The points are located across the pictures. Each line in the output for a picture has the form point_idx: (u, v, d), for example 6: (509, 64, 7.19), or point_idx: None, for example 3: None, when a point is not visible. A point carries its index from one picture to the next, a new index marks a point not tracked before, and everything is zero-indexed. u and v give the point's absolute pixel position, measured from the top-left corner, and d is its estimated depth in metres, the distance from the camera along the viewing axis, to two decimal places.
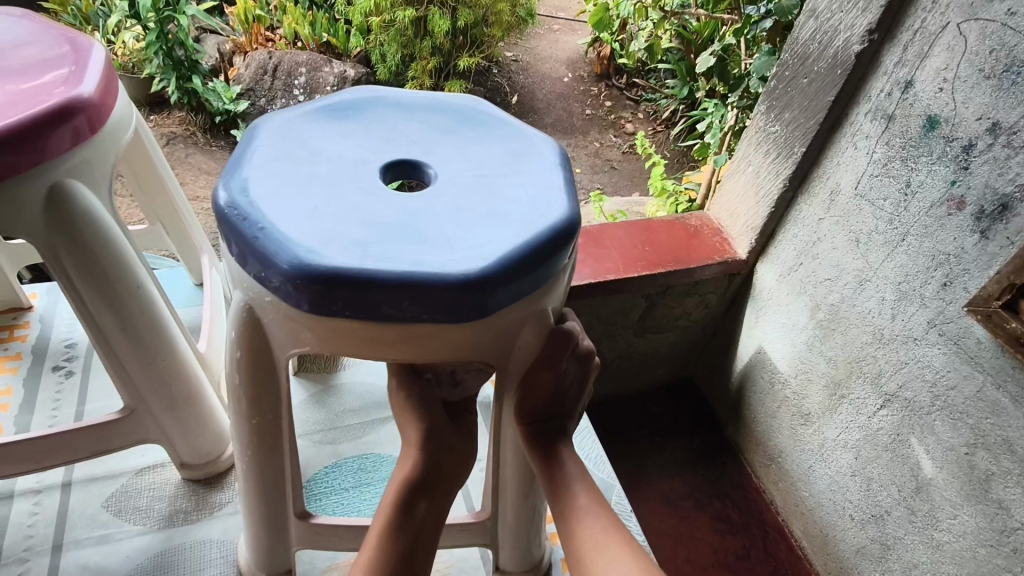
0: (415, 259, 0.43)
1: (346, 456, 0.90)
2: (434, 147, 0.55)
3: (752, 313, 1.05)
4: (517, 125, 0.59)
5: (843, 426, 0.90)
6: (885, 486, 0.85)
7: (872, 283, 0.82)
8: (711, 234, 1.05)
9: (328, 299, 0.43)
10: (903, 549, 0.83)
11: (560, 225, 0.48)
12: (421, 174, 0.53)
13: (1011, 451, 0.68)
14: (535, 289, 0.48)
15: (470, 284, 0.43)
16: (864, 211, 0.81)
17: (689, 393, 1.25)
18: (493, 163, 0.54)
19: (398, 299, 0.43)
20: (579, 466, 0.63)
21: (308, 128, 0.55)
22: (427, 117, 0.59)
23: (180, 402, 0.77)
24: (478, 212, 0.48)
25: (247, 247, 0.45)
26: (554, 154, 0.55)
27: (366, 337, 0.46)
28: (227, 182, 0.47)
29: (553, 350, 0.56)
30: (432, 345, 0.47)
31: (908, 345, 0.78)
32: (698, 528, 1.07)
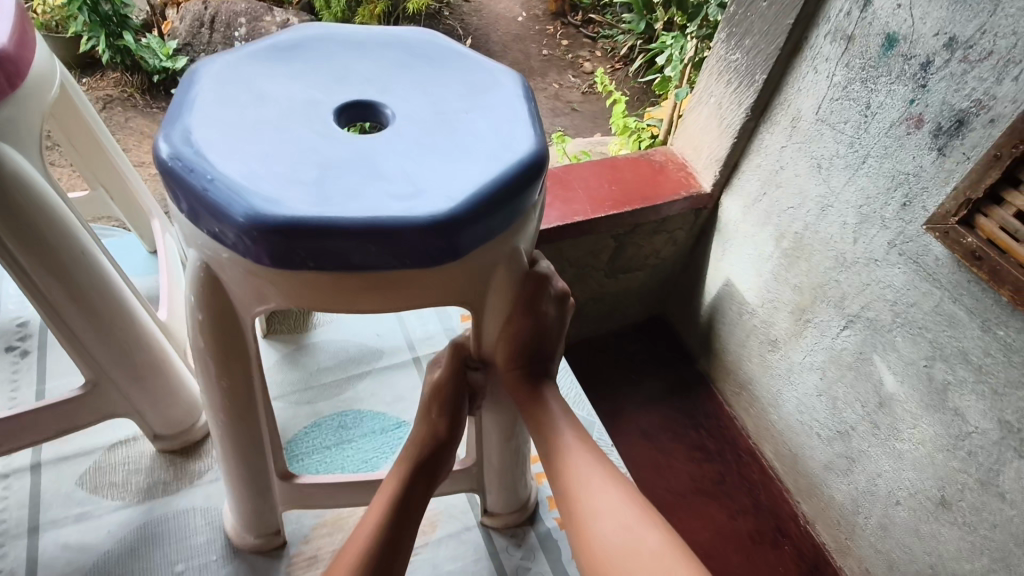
0: (379, 204, 0.42)
1: (325, 415, 0.90)
2: (390, 84, 0.53)
3: (718, 246, 1.07)
4: (478, 58, 0.56)
5: (808, 348, 0.93)
6: (850, 403, 0.89)
7: (834, 208, 0.83)
8: (675, 169, 1.04)
9: (291, 250, 0.42)
10: (868, 461, 0.88)
11: (527, 159, 0.46)
12: (378, 114, 0.51)
13: (967, 360, 0.71)
14: (505, 228, 0.48)
15: (438, 226, 0.42)
16: (826, 136, 0.82)
17: (661, 330, 1.27)
18: (453, 98, 0.52)
19: (365, 246, 0.42)
20: (563, 406, 0.64)
21: (252, 72, 0.52)
22: (380, 54, 0.56)
23: (144, 371, 0.75)
24: (442, 150, 0.47)
25: (196, 201, 0.43)
26: (516, 87, 0.53)
27: (335, 288, 0.45)
28: (168, 132, 0.45)
29: (534, 295, 0.57)
30: (404, 292, 0.46)
31: (869, 267, 0.80)
32: (676, 458, 1.11)
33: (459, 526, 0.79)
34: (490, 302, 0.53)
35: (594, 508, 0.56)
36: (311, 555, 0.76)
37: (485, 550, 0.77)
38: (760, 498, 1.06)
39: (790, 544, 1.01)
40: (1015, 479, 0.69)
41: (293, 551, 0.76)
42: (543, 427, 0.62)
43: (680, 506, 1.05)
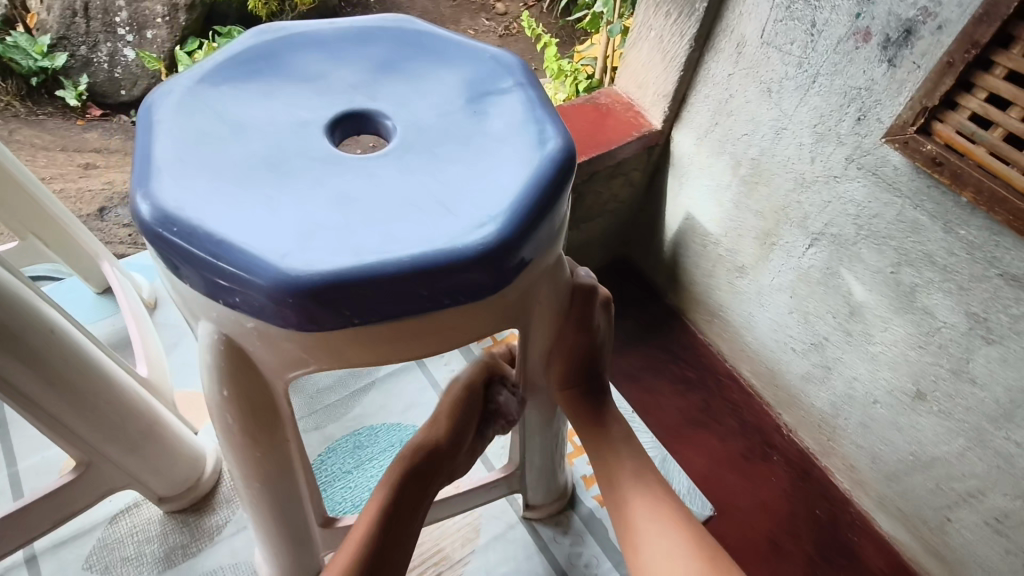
0: (423, 238, 0.39)
1: (338, 438, 0.89)
2: (379, 90, 0.50)
3: (675, 181, 1.06)
4: (465, 43, 0.53)
5: (777, 270, 0.95)
6: (821, 316, 0.92)
7: (789, 130, 0.83)
8: (623, 110, 1.02)
9: (333, 306, 0.38)
10: (843, 366, 0.92)
11: (559, 159, 0.44)
12: (376, 125, 0.48)
13: (932, 263, 0.75)
14: (549, 238, 0.45)
15: (489, 254, 0.39)
16: (772, 57, 0.81)
17: (627, 271, 1.28)
18: (455, 98, 0.49)
19: (416, 290, 0.39)
20: (623, 427, 0.67)
21: (218, 99, 0.47)
22: (356, 54, 0.52)
23: (139, 440, 0.72)
24: (463, 162, 0.44)
25: (205, 270, 0.38)
26: (514, 71, 0.51)
27: (384, 340, 0.42)
28: (145, 191, 0.40)
29: (584, 305, 0.59)
30: (454, 330, 0.43)
31: (830, 184, 0.82)
32: (662, 393, 1.14)
33: (502, 524, 0.82)
34: (547, 327, 0.55)
35: (651, 547, 0.59)
36: None
37: (535, 544, 0.81)
38: (744, 417, 1.10)
39: (779, 454, 1.07)
40: (983, 364, 0.75)
41: None
42: (602, 451, 0.66)
43: (676, 439, 1.08)
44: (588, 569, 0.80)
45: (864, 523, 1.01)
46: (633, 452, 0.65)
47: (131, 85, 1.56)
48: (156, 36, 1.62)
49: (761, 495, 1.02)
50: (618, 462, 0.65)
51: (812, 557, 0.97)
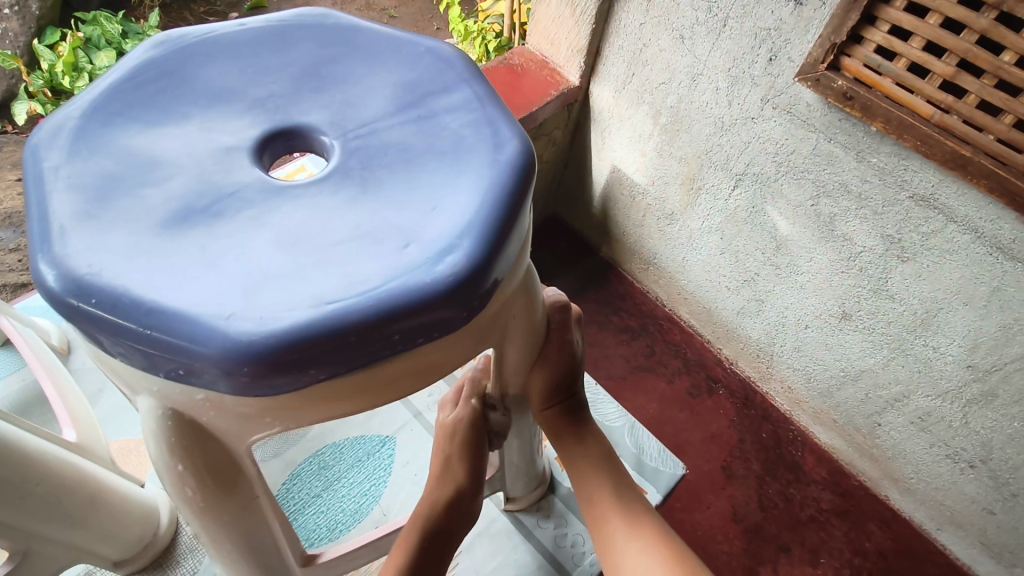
0: (382, 275, 0.36)
1: (301, 462, 0.86)
2: (306, 99, 0.46)
3: (598, 135, 1.06)
4: (394, 37, 0.50)
5: (704, 213, 0.98)
6: (750, 253, 0.95)
7: (704, 76, 0.84)
8: (537, 68, 1.00)
9: (295, 365, 0.34)
10: (775, 298, 0.97)
11: (520, 165, 0.42)
12: (307, 140, 0.45)
13: (848, 192, 0.79)
14: (517, 251, 0.42)
15: (461, 283, 0.37)
16: (682, 3, 0.80)
17: (559, 228, 1.28)
18: (394, 101, 0.46)
19: (387, 334, 0.36)
20: (601, 441, 0.67)
21: (121, 133, 0.42)
22: (276, 58, 0.48)
23: (80, 510, 0.67)
24: (415, 178, 0.41)
25: (139, 345, 0.34)
26: (455, 65, 0.48)
27: (358, 391, 0.39)
28: (53, 256, 0.35)
29: (558, 326, 0.62)
30: (428, 368, 0.40)
31: (748, 125, 0.83)
32: (609, 344, 1.15)
33: (485, 520, 0.83)
34: (528, 340, 0.53)
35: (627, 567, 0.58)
36: None
37: (520, 532, 0.82)
38: (687, 356, 1.15)
39: (723, 387, 1.12)
40: (900, 280, 0.80)
41: None
42: (582, 474, 0.65)
43: (626, 387, 1.11)
44: (576, 548, 0.81)
45: (805, 438, 1.08)
46: (612, 475, 0.64)
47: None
48: (6, 29, 1.38)
49: (710, 428, 1.08)
50: (596, 485, 0.64)
51: (762, 477, 1.03)
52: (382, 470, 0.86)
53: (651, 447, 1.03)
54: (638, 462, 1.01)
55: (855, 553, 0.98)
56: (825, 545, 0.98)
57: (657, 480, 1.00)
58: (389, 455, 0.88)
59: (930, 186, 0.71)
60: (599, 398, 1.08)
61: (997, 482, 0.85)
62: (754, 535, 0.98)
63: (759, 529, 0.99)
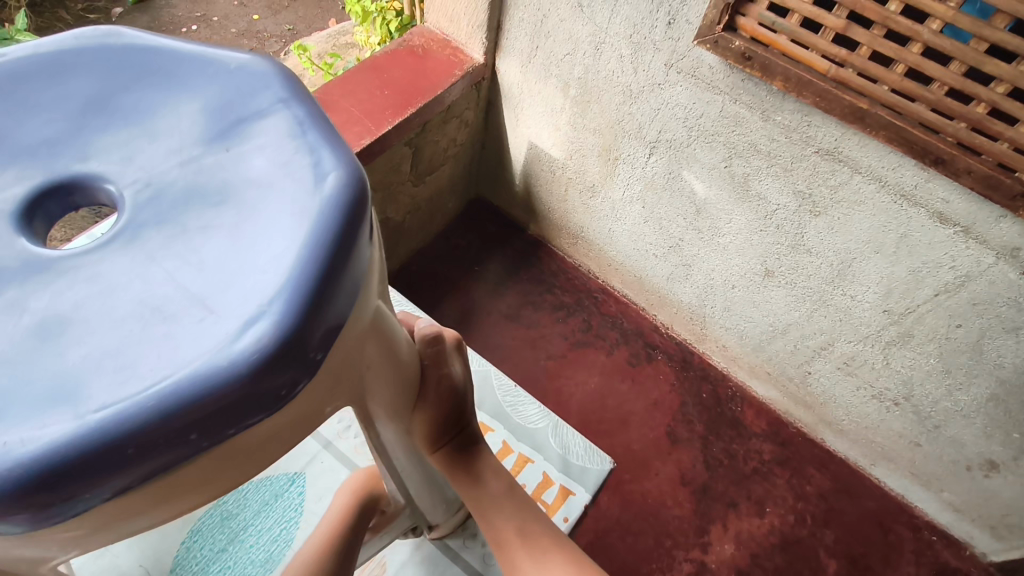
0: (163, 365, 0.26)
1: (197, 517, 0.74)
2: (89, 144, 0.32)
3: (511, 112, 1.02)
4: (202, 53, 0.35)
5: (625, 183, 0.96)
6: (672, 219, 0.95)
7: (607, 43, 0.81)
8: (439, 48, 0.94)
9: (63, 492, 0.25)
10: (701, 262, 0.97)
11: (341, 199, 0.30)
12: (91, 193, 0.32)
13: (758, 151, 0.79)
14: (358, 291, 0.32)
15: (269, 361, 0.27)
16: None
17: (483, 211, 1.24)
18: (193, 136, 0.33)
19: (182, 434, 0.26)
20: (500, 476, 0.62)
21: None
22: (43, 96, 0.34)
23: None
24: (221, 230, 0.30)
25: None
26: (274, 82, 0.34)
27: (174, 490, 0.29)
28: None
29: (433, 359, 0.57)
30: (265, 448, 0.31)
31: (655, 92, 0.82)
32: (545, 324, 1.14)
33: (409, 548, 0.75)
34: (396, 386, 0.46)
35: None
36: None
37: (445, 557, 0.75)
38: (624, 326, 1.15)
39: (661, 353, 1.13)
40: (815, 235, 0.81)
41: None
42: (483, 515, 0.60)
43: (566, 365, 1.10)
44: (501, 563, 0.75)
45: (743, 393, 1.10)
46: (514, 513, 0.60)
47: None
48: None
49: (652, 396, 1.08)
50: (499, 526, 0.60)
51: (706, 438, 1.05)
52: (291, 511, 0.76)
53: (577, 445, 0.94)
54: (564, 464, 0.91)
55: (797, 498, 1.01)
56: (769, 494, 1.01)
57: (584, 480, 0.91)
58: (299, 493, 0.77)
59: (834, 140, 0.72)
60: (517, 399, 0.95)
61: (920, 416, 0.89)
62: (702, 495, 1.00)
63: (706, 489, 1.01)
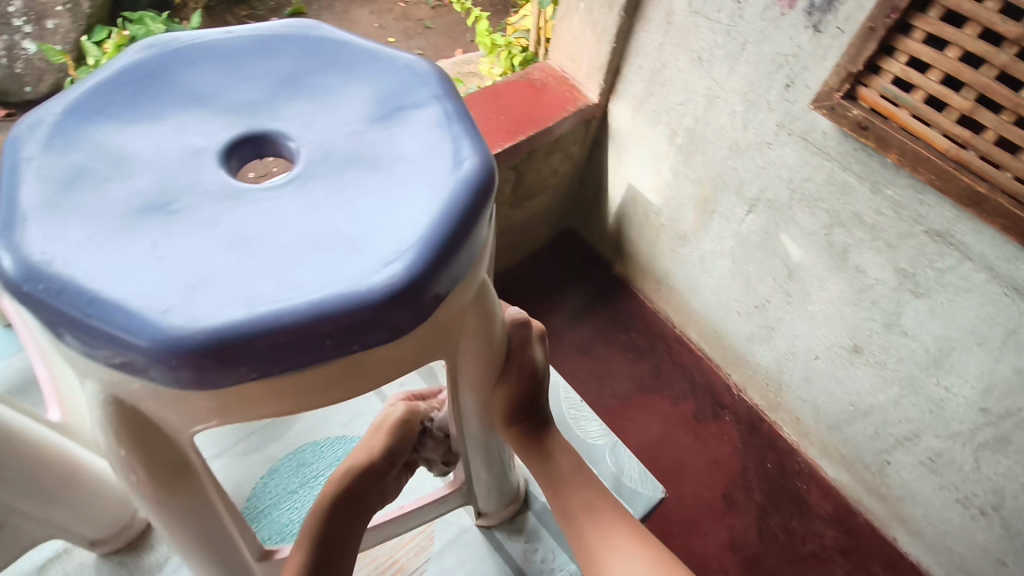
0: (318, 282, 0.33)
1: (280, 457, 0.82)
2: (282, 109, 0.42)
3: (615, 153, 1.06)
4: (376, 52, 0.45)
5: (718, 236, 0.97)
6: (761, 279, 0.94)
7: (721, 98, 0.83)
8: (557, 84, 1.00)
9: (228, 364, 0.32)
10: (785, 327, 0.95)
11: (468, 185, 0.38)
12: (276, 145, 0.41)
13: (862, 222, 0.77)
14: (470, 267, 0.39)
15: (394, 298, 0.34)
16: (702, 26, 0.80)
17: (572, 243, 1.27)
18: (362, 115, 0.42)
19: (319, 339, 0.33)
20: (570, 454, 0.64)
21: (100, 126, 0.40)
22: (256, 68, 0.44)
23: (58, 490, 0.65)
24: (368, 190, 0.38)
25: (71, 326, 0.32)
26: (430, 81, 0.43)
27: (303, 389, 0.36)
28: (9, 241, 0.33)
29: (519, 343, 0.59)
30: (377, 372, 0.38)
31: (763, 150, 0.83)
32: (616, 364, 1.14)
33: (456, 529, 0.81)
34: (485, 360, 0.51)
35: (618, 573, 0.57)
36: None
37: (489, 547, 0.80)
38: (695, 379, 1.13)
39: (729, 413, 1.10)
40: (913, 317, 0.78)
41: None
42: (557, 484, 0.62)
43: (629, 406, 1.10)
44: (544, 564, 0.80)
45: (811, 471, 1.05)
46: (588, 486, 0.61)
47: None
48: (59, 26, 1.25)
49: (714, 454, 1.06)
50: (575, 495, 0.61)
51: (763, 508, 1.01)
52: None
53: (633, 467, 1.00)
54: (616, 483, 0.98)
55: None
56: None
57: (635, 502, 0.97)
58: None
59: (946, 223, 0.69)
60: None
61: (1009, 532, 0.82)
62: (751, 566, 0.96)
63: (756, 560, 0.97)
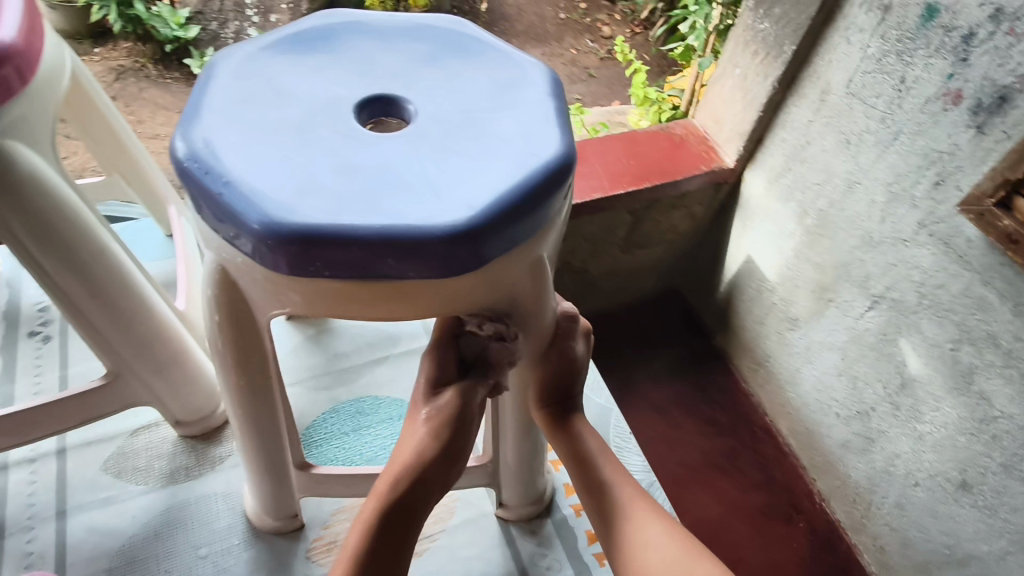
0: (392, 211, 0.36)
1: (343, 400, 0.78)
2: (414, 78, 0.45)
3: (740, 222, 1.04)
4: (508, 51, 0.48)
5: (830, 328, 0.91)
6: (870, 384, 0.87)
7: (862, 185, 0.80)
8: (696, 142, 1.01)
9: (308, 263, 0.36)
10: (886, 441, 0.87)
11: (553, 166, 0.39)
12: (397, 107, 0.44)
13: (995, 344, 0.70)
14: (531, 234, 0.40)
15: (455, 241, 0.36)
16: (856, 109, 0.78)
17: (677, 304, 1.26)
18: (481, 95, 0.44)
19: (380, 257, 0.36)
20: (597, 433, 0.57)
21: (268, 61, 0.45)
22: (404, 45, 0.48)
23: (168, 363, 0.66)
24: (465, 153, 0.40)
25: (207, 200, 0.37)
26: (544, 82, 0.45)
27: (361, 298, 0.39)
28: (185, 131, 0.39)
29: (563, 333, 0.53)
30: (427, 298, 0.39)
31: (897, 247, 0.78)
32: (690, 434, 1.11)
33: (476, 511, 0.72)
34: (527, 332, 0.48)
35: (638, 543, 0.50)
36: (332, 540, 0.68)
37: (501, 538, 0.70)
38: (774, 473, 1.06)
39: (804, 520, 1.01)
40: None
41: (312, 536, 0.68)
42: (581, 462, 0.55)
43: (695, 480, 1.06)
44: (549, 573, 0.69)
45: None
46: (616, 467, 0.55)
47: (222, 27, 1.34)
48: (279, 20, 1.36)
49: (776, 557, 0.98)
50: (600, 473, 0.54)
51: None
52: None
53: None
54: None
55: None
56: None
57: None
58: None
59: None
60: (626, 442, 0.76)
61: None
62: None
63: None
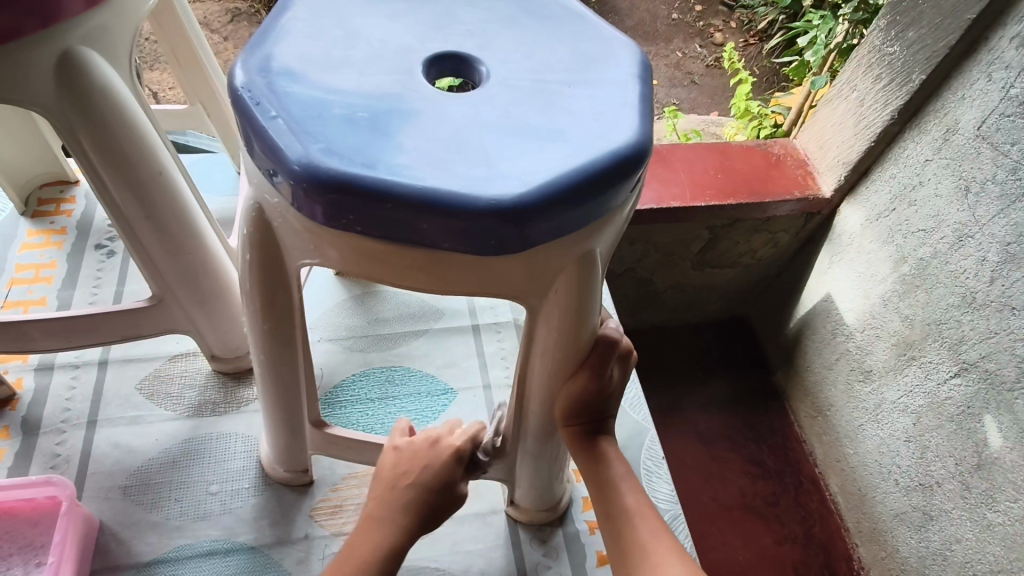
0: (435, 174, 0.34)
1: (374, 366, 0.78)
2: (491, 40, 0.43)
3: (825, 258, 0.97)
4: (598, 26, 0.45)
5: (907, 388, 0.83)
6: (941, 456, 0.79)
7: (974, 240, 0.72)
8: (794, 165, 0.94)
9: (343, 215, 0.35)
10: (946, 520, 0.79)
11: (622, 154, 0.36)
12: (470, 69, 0.42)
13: None
14: (583, 224, 0.37)
15: (496, 216, 0.33)
16: (983, 153, 0.70)
17: (741, 333, 1.19)
18: (558, 66, 0.41)
19: (415, 221, 0.34)
20: (627, 465, 0.56)
21: (348, 4, 0.44)
22: (489, 3, 0.46)
23: (211, 294, 0.67)
24: (525, 125, 0.37)
25: (253, 133, 0.36)
26: (631, 64, 0.42)
27: (393, 262, 0.37)
28: (246, 60, 0.38)
29: (598, 356, 0.50)
30: (461, 273, 0.38)
31: (1002, 314, 0.70)
32: (731, 470, 1.06)
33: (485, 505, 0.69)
34: (566, 335, 0.45)
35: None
36: (338, 504, 0.68)
37: (507, 538, 0.67)
38: (813, 528, 0.99)
39: None
40: None
41: (318, 495, 0.68)
42: (603, 486, 0.54)
43: (725, 518, 1.01)
44: None
45: None
46: (639, 497, 0.53)
47: None
48: None
49: None
50: (621, 500, 0.53)
51: None
52: (431, 413, 0.75)
53: None
54: None
55: None
56: None
57: None
58: (443, 405, 0.75)
59: None
60: (657, 467, 0.71)
61: None
62: None
63: None
